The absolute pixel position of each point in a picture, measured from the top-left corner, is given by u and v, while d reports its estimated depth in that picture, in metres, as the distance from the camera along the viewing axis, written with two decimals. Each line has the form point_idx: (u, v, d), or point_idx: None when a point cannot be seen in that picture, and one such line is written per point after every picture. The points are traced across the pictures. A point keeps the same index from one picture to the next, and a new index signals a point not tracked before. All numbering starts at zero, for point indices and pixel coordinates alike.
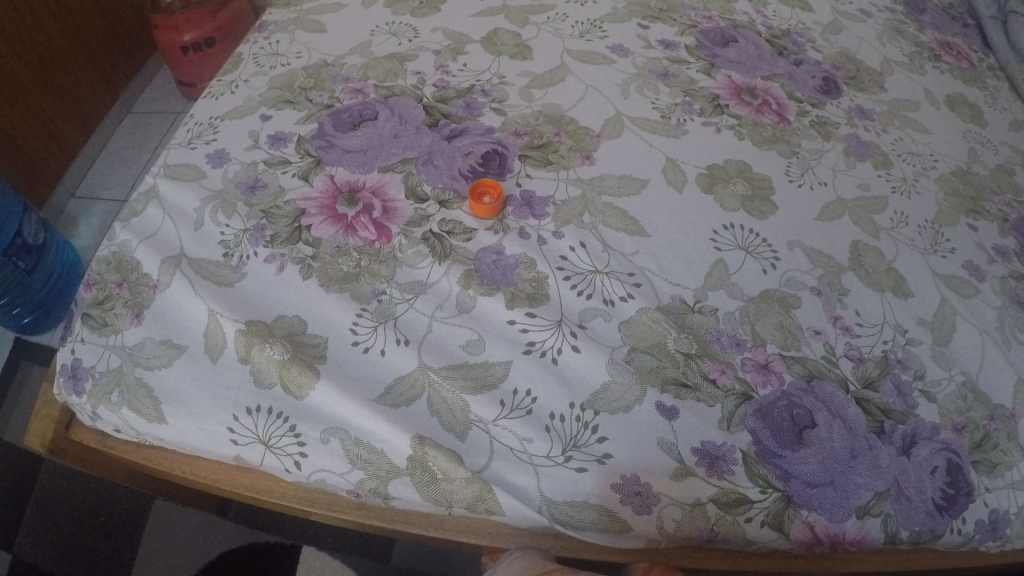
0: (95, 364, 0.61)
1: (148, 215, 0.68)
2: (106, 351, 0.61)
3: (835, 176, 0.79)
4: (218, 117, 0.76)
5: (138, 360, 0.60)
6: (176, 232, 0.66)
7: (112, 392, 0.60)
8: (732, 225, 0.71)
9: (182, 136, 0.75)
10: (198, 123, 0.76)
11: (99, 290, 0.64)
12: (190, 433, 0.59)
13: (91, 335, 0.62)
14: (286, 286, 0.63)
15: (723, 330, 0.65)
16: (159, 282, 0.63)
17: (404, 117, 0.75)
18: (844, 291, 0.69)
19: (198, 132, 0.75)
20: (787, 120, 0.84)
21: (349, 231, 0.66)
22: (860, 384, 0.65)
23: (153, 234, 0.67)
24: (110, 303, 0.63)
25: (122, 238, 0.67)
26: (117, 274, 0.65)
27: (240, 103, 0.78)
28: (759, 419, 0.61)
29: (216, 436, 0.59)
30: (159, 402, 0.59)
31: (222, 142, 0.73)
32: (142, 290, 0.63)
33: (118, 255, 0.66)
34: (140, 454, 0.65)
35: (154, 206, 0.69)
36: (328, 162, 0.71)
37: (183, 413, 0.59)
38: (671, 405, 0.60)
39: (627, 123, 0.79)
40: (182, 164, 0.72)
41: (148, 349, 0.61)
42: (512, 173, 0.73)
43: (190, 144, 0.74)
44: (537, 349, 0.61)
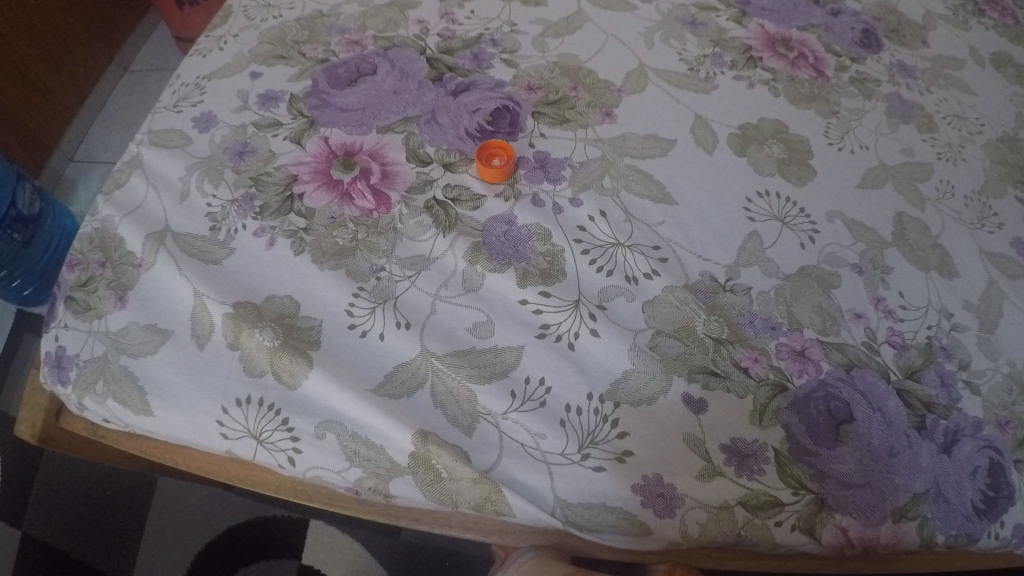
0: (79, 352, 0.56)
1: (132, 187, 0.61)
2: (90, 337, 0.56)
3: (877, 139, 0.72)
4: (204, 76, 0.69)
5: (123, 347, 0.56)
6: (161, 205, 0.60)
7: (97, 383, 0.56)
8: (767, 192, 0.65)
9: (167, 98, 0.68)
10: (183, 84, 0.69)
11: (82, 271, 0.58)
12: (179, 427, 0.55)
13: (75, 320, 0.57)
14: (276, 262, 0.57)
15: (757, 312, 0.59)
16: (142, 260, 0.58)
17: (406, 71, 0.68)
18: (887, 269, 0.63)
19: (183, 94, 0.68)
20: (825, 75, 0.76)
21: (345, 200, 0.60)
22: (902, 374, 0.59)
23: (137, 208, 0.60)
24: (94, 285, 0.58)
25: (105, 213, 0.60)
26: (100, 253, 0.59)
27: (228, 61, 0.70)
28: (794, 413, 0.56)
29: (206, 430, 0.55)
30: (146, 393, 0.55)
31: (208, 104, 0.66)
32: (125, 270, 0.58)
33: (101, 233, 0.60)
34: (129, 442, 0.61)
35: (138, 175, 0.62)
36: (322, 122, 0.64)
37: (171, 406, 0.55)
38: (699, 397, 0.54)
39: (652, 76, 0.72)
40: (167, 130, 0.65)
41: (133, 335, 0.56)
42: (524, 133, 0.66)
43: (175, 108, 0.66)
44: (552, 333, 0.55)
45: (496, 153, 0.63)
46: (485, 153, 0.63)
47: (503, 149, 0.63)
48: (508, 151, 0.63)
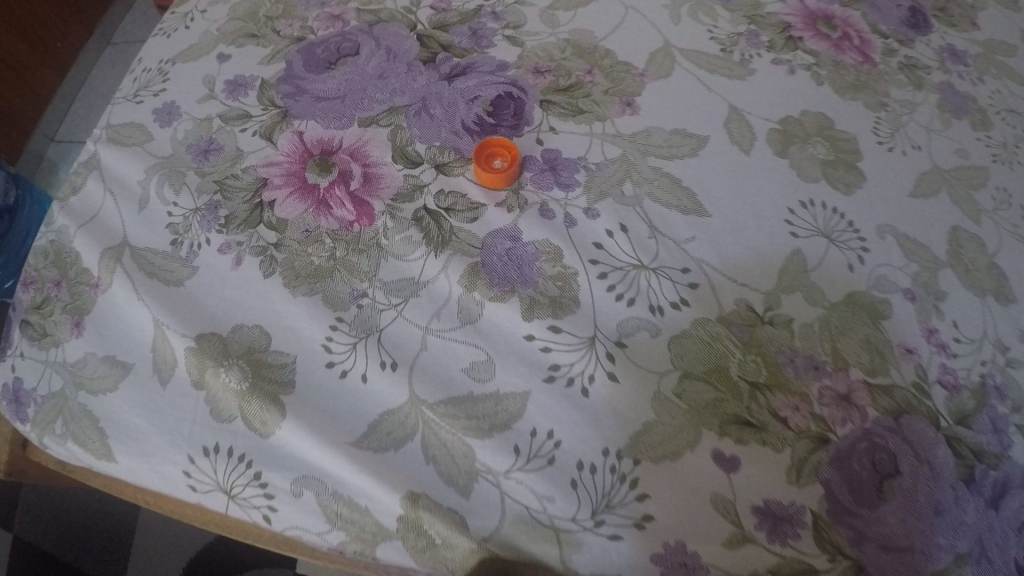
0: (36, 386, 0.52)
1: (88, 192, 0.54)
2: (47, 369, 0.52)
3: (930, 138, 0.64)
4: (168, 59, 0.61)
5: (81, 382, 0.51)
6: (118, 214, 0.53)
7: (56, 422, 0.51)
8: (812, 202, 0.57)
9: (127, 85, 0.60)
10: (145, 69, 0.61)
11: (36, 291, 0.53)
12: (143, 474, 0.50)
13: (30, 348, 0.52)
14: (242, 285, 0.49)
15: (798, 350, 0.51)
16: (98, 280, 0.51)
17: (393, 50, 0.59)
18: (941, 295, 0.56)
19: (145, 80, 0.60)
20: (872, 60, 0.67)
21: (321, 209, 0.51)
22: (952, 419, 0.53)
23: (93, 218, 0.53)
24: (49, 308, 0.52)
25: (59, 223, 0.54)
26: (56, 270, 0.53)
27: (194, 40, 0.62)
28: (834, 468, 0.49)
29: (172, 480, 0.49)
30: (108, 435, 0.50)
31: (170, 92, 0.58)
32: (81, 291, 0.52)
33: (56, 246, 0.53)
34: (99, 479, 0.54)
35: (94, 178, 0.55)
36: (297, 113, 0.55)
37: (134, 452, 0.50)
38: (731, 455, 0.47)
39: (679, 58, 0.63)
40: (126, 124, 0.57)
41: (92, 367, 0.51)
42: (531, 126, 0.57)
43: (135, 98, 0.59)
44: (562, 376, 0.47)
45: (499, 154, 0.54)
46: (488, 154, 0.54)
47: (508, 149, 0.54)
48: (513, 152, 0.54)
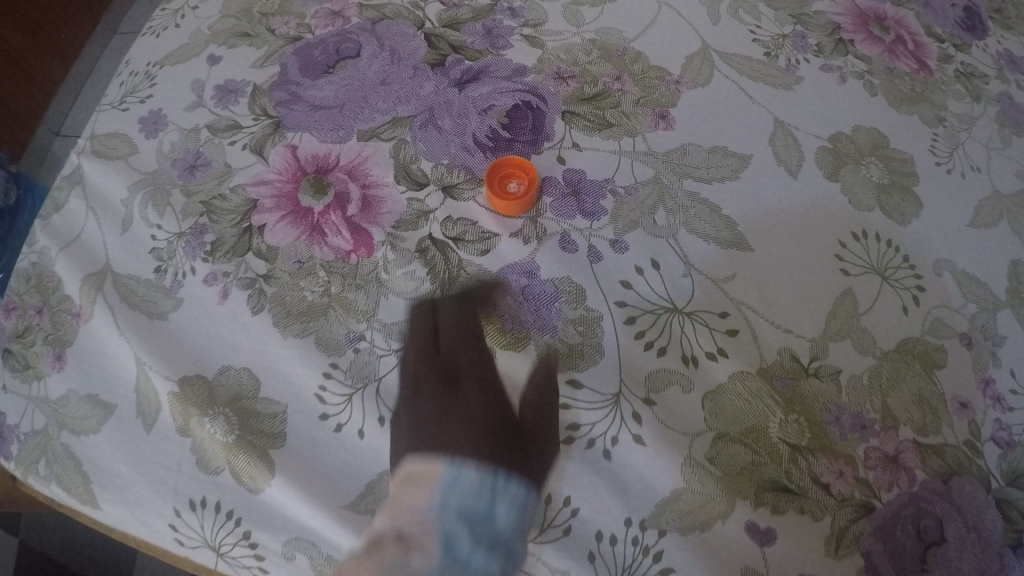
0: (19, 422, 0.48)
1: (70, 211, 0.50)
2: (28, 405, 0.48)
3: (989, 157, 0.58)
4: (157, 62, 0.56)
5: (63, 420, 0.47)
6: (101, 237, 0.49)
7: (39, 461, 0.47)
8: (865, 233, 0.51)
9: (113, 91, 0.56)
10: (132, 73, 0.56)
11: (18, 319, 0.49)
12: (129, 522, 0.46)
13: (12, 381, 0.48)
14: (229, 321, 0.45)
15: (845, 406, 0.46)
16: (80, 309, 0.48)
17: (397, 52, 0.53)
18: (999, 340, 0.51)
19: (132, 85, 0.55)
20: (927, 67, 0.61)
21: (315, 237, 0.46)
22: (1005, 481, 0.48)
23: (75, 239, 0.49)
24: (31, 336, 0.48)
25: (41, 244, 0.50)
26: (38, 296, 0.49)
27: (184, 41, 0.57)
28: (878, 539, 0.44)
29: (158, 532, 0.45)
30: (90, 481, 0.46)
31: (158, 99, 0.54)
32: (63, 320, 0.48)
33: (39, 268, 0.49)
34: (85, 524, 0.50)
35: (78, 195, 0.51)
36: (290, 124, 0.50)
37: (120, 501, 0.46)
38: (767, 526, 0.43)
39: (718, 62, 0.56)
40: (111, 134, 0.53)
41: (73, 406, 0.47)
42: (551, 141, 0.51)
43: (121, 105, 0.54)
44: (583, 438, 0.43)
45: (512, 176, 0.48)
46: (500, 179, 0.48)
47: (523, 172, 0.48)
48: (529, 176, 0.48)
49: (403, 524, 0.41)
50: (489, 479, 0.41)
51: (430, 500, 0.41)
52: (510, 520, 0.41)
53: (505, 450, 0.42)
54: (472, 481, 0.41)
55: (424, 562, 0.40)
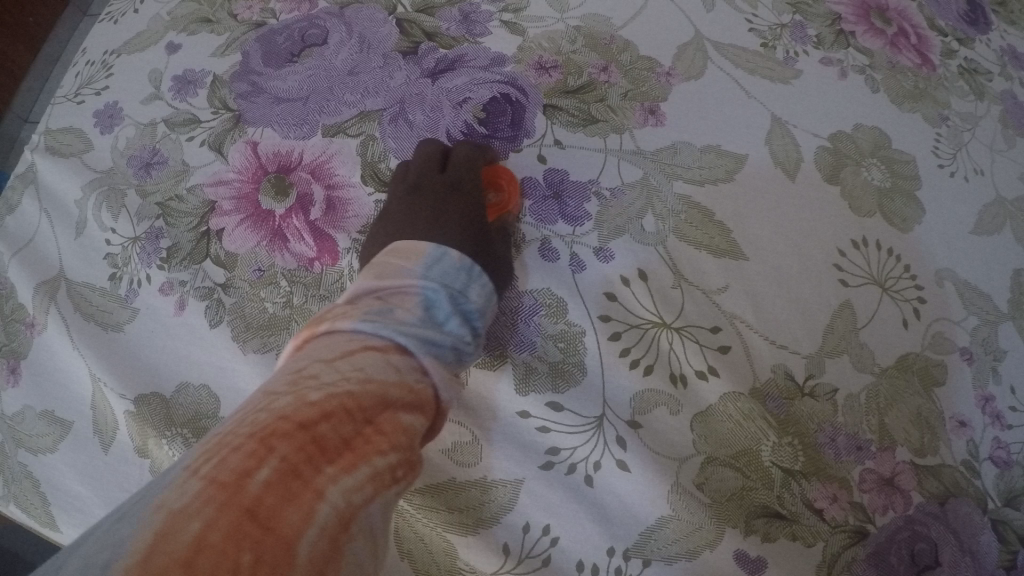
0: None
1: (24, 213, 0.47)
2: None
3: (994, 159, 0.56)
4: (114, 50, 0.52)
5: (20, 439, 0.45)
6: (56, 244, 0.46)
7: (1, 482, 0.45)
8: (865, 240, 0.49)
9: (69, 82, 0.52)
10: (88, 63, 0.52)
11: None
12: None
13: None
14: (186, 334, 0.42)
15: (841, 427, 0.44)
16: (34, 320, 0.45)
17: (366, 39, 0.49)
18: (1000, 355, 0.49)
19: (89, 76, 0.52)
20: (930, 62, 0.58)
21: (277, 243, 0.43)
22: (1002, 500, 0.47)
23: (28, 243, 0.47)
24: None
25: None
26: None
27: (142, 28, 0.53)
28: (872, 564, 0.43)
29: None
30: (49, 501, 0.43)
31: (113, 91, 0.50)
32: (17, 331, 0.45)
33: None
34: None
35: (31, 196, 0.48)
36: (251, 118, 0.47)
37: (80, 525, 0.43)
38: (757, 555, 0.41)
39: (712, 53, 0.53)
40: (65, 130, 0.49)
41: (28, 422, 0.44)
42: (532, 138, 0.47)
43: (76, 97, 0.51)
44: (563, 462, 0.41)
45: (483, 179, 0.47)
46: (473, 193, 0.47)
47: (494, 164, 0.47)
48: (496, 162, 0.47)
49: (381, 280, 0.36)
50: (467, 264, 0.39)
51: (413, 268, 0.37)
52: (480, 303, 0.38)
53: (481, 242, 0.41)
54: (452, 263, 0.39)
55: (410, 315, 0.34)
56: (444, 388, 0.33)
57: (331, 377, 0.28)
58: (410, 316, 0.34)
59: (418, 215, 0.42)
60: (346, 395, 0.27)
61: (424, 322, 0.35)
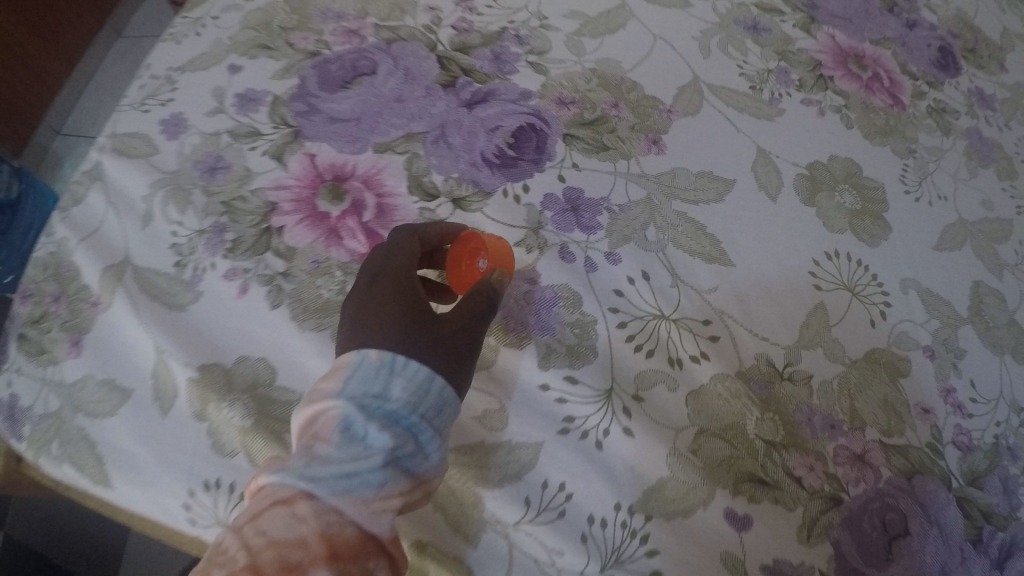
0: (32, 405, 0.47)
1: (90, 205, 0.50)
2: (42, 389, 0.47)
3: (957, 187, 0.63)
4: (177, 67, 0.57)
5: (78, 405, 0.47)
6: (121, 231, 0.50)
7: (52, 443, 0.47)
8: (836, 253, 0.56)
9: (132, 92, 0.56)
10: (153, 76, 0.57)
11: (34, 305, 0.49)
12: (143, 505, 0.46)
13: (26, 364, 0.48)
14: (248, 314, 0.47)
15: (816, 407, 0.51)
16: (99, 298, 0.48)
17: (411, 72, 0.57)
18: (960, 353, 0.56)
19: (152, 88, 0.56)
20: (901, 103, 0.67)
21: (333, 239, 0.50)
22: (965, 480, 0.53)
23: (94, 231, 0.50)
24: (48, 323, 0.48)
25: (60, 234, 0.50)
26: (55, 285, 0.49)
27: (204, 47, 0.58)
28: (846, 529, 0.49)
29: (170, 512, 0.46)
30: (105, 462, 0.46)
31: (179, 103, 0.55)
32: (80, 308, 0.48)
33: (57, 258, 0.49)
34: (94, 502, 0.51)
35: (97, 190, 0.51)
36: (309, 134, 0.53)
37: (133, 481, 0.46)
38: (744, 513, 0.47)
39: (707, 93, 0.62)
40: (131, 134, 0.53)
41: (89, 390, 0.47)
42: (553, 161, 0.56)
43: (141, 106, 0.55)
44: (577, 428, 0.47)
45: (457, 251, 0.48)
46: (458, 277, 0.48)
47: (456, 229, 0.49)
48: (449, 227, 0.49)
49: (310, 410, 0.38)
50: (389, 358, 0.39)
51: (334, 388, 0.39)
52: (405, 399, 0.38)
53: (419, 328, 0.42)
54: (372, 362, 0.39)
55: (327, 447, 0.36)
56: (366, 520, 0.35)
57: (236, 550, 0.32)
58: (326, 447, 0.36)
59: (368, 318, 0.42)
60: (244, 571, 0.31)
61: (343, 449, 0.36)
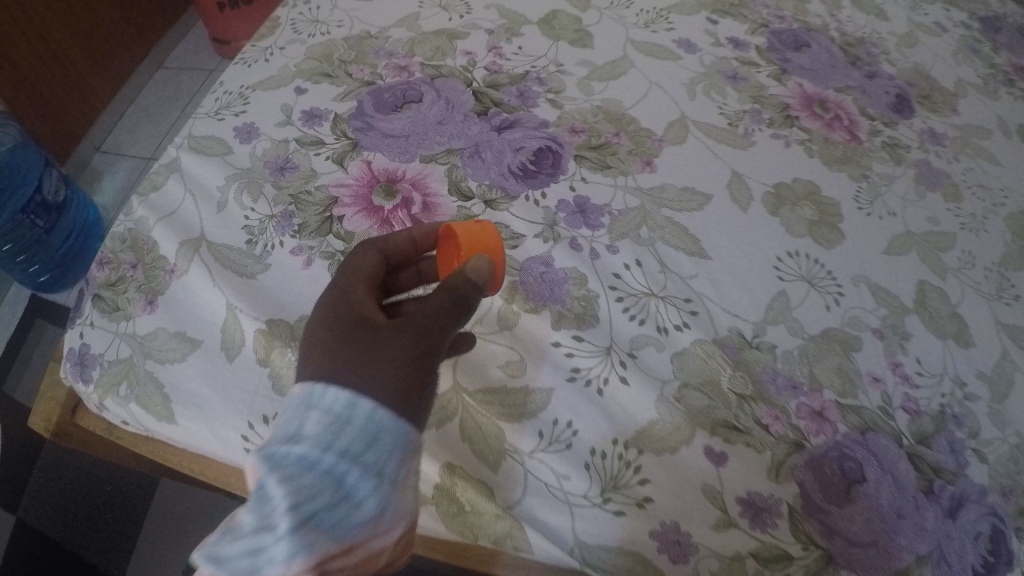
0: (104, 352, 0.56)
1: (169, 191, 0.62)
2: (115, 338, 0.56)
3: (905, 207, 0.74)
4: (249, 85, 0.70)
5: (149, 351, 0.56)
6: (197, 213, 0.61)
7: (121, 385, 0.55)
8: (797, 252, 0.67)
9: (210, 104, 0.69)
10: (226, 92, 0.70)
11: (112, 270, 0.59)
12: (203, 438, 0.54)
13: (100, 319, 0.57)
14: (312, 282, 0.58)
15: (780, 370, 0.61)
16: (175, 266, 0.58)
17: (451, 102, 0.70)
18: (906, 335, 0.65)
19: (226, 102, 0.69)
20: (858, 139, 0.78)
21: (385, 227, 0.61)
22: (914, 439, 0.61)
23: (173, 213, 0.61)
24: (123, 285, 0.58)
25: (139, 214, 0.62)
26: (133, 255, 0.59)
27: (272, 72, 0.71)
28: (809, 471, 0.58)
29: (229, 443, 0.54)
30: (170, 399, 0.54)
31: (251, 114, 0.67)
32: (157, 275, 0.58)
33: (135, 233, 0.60)
34: (150, 445, 0.59)
35: (176, 180, 0.63)
36: (366, 145, 0.65)
37: (196, 416, 0.54)
38: (720, 450, 0.57)
39: (692, 128, 0.73)
40: (208, 137, 0.66)
41: (161, 340, 0.56)
42: (566, 175, 0.67)
43: (217, 115, 0.68)
44: (582, 377, 0.57)
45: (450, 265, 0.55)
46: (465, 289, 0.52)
47: (416, 240, 0.54)
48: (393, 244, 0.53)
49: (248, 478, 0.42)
50: (307, 395, 0.43)
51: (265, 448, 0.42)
52: (315, 440, 0.41)
53: (364, 348, 0.43)
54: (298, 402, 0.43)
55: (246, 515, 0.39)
56: None
57: None
58: (245, 513, 0.40)
59: (332, 342, 0.44)
60: None
61: (257, 516, 0.39)
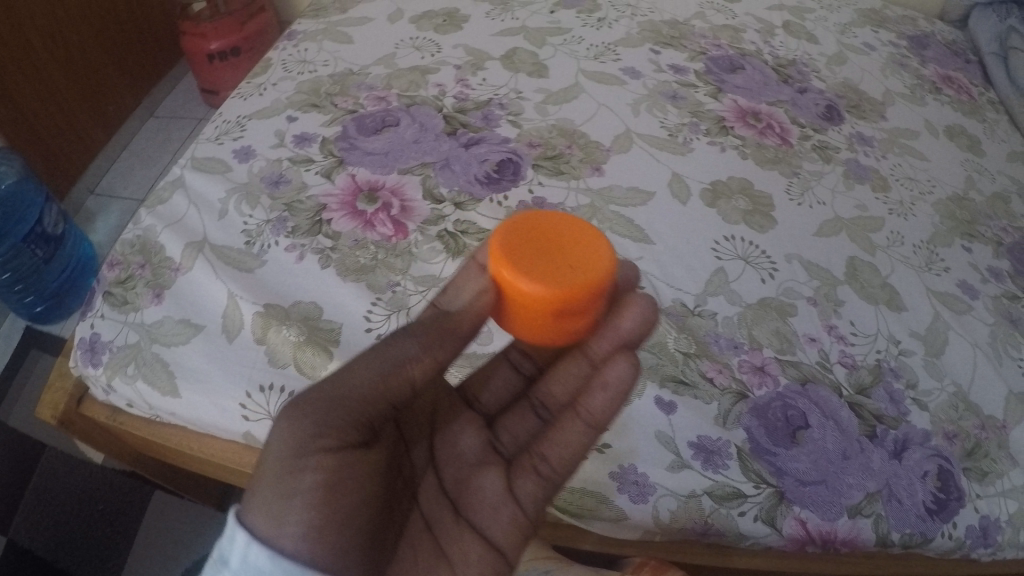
0: (113, 339, 0.64)
1: (174, 203, 0.72)
2: (125, 327, 0.64)
3: (834, 196, 0.82)
4: (245, 116, 0.81)
5: (155, 336, 0.63)
6: (200, 221, 0.70)
7: (129, 365, 0.63)
8: (732, 236, 0.75)
9: (210, 131, 0.80)
10: (225, 121, 0.81)
11: (121, 270, 0.68)
12: (203, 409, 0.61)
13: (111, 312, 0.65)
14: (304, 274, 0.66)
15: (721, 333, 0.68)
16: (181, 265, 0.67)
17: (424, 125, 0.80)
18: (839, 302, 0.72)
19: (225, 129, 0.79)
20: (789, 143, 0.87)
21: (367, 227, 0.70)
22: (853, 390, 0.67)
23: (178, 220, 0.70)
24: (132, 283, 0.67)
25: (147, 223, 0.71)
26: (140, 256, 0.68)
27: (266, 105, 0.82)
28: (754, 417, 0.63)
29: (228, 411, 0.61)
30: (174, 376, 0.62)
31: (247, 139, 0.78)
32: (164, 273, 0.67)
33: (142, 239, 0.69)
34: (153, 429, 0.67)
35: (180, 194, 0.72)
36: (350, 162, 0.75)
37: (198, 388, 0.61)
38: (670, 400, 0.62)
39: (636, 139, 0.82)
40: (209, 158, 0.76)
41: (166, 327, 0.64)
42: (525, 180, 0.76)
43: (217, 140, 0.78)
44: None
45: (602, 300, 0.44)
46: (538, 323, 0.43)
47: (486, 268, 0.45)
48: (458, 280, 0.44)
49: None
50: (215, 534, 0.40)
51: None
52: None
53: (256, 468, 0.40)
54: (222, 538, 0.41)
55: None
56: None
57: None
58: None
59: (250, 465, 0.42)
60: None
61: None
